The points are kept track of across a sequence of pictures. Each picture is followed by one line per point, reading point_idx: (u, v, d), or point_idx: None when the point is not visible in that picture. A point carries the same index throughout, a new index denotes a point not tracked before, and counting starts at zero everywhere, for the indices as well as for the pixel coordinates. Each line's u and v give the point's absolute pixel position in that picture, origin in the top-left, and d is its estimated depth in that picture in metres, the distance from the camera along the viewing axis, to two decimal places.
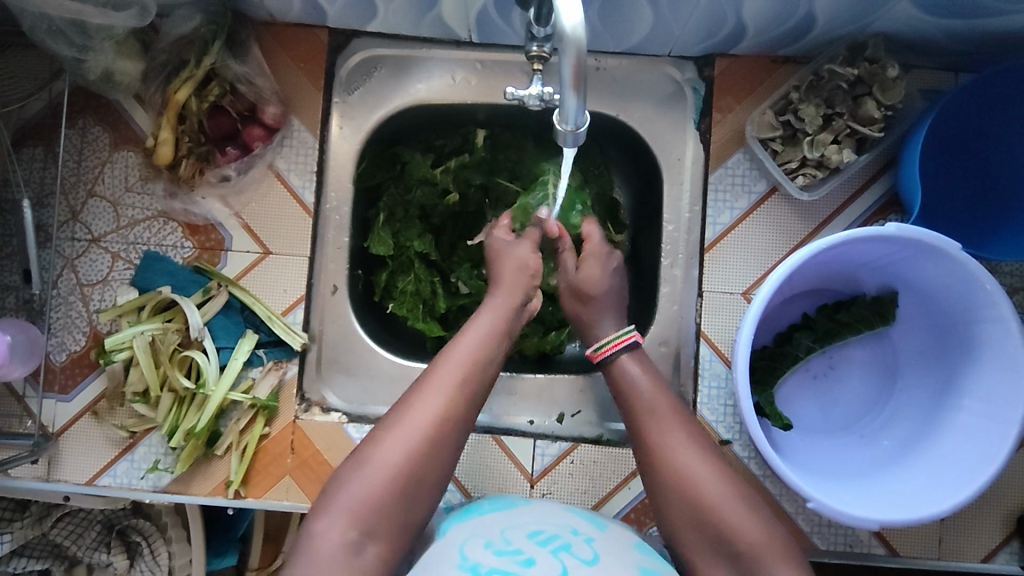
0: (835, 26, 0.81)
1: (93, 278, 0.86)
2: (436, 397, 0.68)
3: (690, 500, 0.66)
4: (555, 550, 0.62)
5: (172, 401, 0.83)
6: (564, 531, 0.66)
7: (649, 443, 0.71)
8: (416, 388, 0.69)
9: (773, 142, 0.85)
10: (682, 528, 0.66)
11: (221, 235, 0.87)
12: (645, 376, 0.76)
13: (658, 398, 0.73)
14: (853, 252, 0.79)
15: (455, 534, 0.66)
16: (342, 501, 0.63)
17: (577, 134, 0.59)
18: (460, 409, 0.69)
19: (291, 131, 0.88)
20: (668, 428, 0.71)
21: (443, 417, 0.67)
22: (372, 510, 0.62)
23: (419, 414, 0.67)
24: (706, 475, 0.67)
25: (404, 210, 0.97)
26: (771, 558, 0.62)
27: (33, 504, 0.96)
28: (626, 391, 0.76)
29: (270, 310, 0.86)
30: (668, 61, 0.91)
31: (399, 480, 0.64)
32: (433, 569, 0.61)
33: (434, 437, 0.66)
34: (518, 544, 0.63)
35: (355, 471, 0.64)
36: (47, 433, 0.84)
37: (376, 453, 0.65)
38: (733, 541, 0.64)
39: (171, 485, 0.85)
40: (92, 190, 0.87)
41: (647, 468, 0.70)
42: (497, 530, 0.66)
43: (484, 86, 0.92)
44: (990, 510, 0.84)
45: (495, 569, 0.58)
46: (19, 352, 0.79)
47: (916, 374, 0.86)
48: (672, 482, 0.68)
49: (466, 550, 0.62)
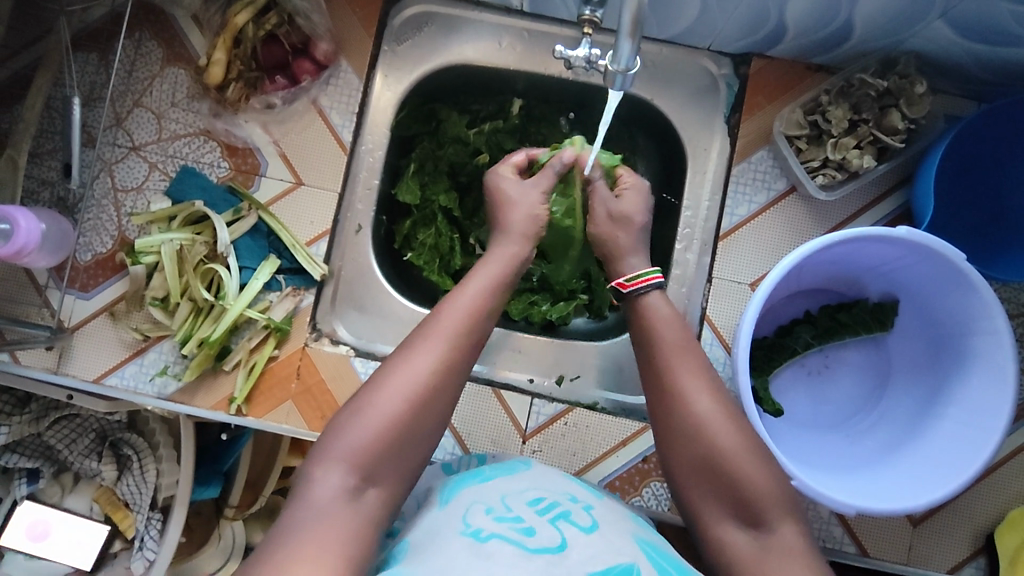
0: (870, 38, 0.84)
1: (128, 184, 0.89)
2: (435, 348, 0.63)
3: (698, 443, 0.65)
4: (554, 520, 0.58)
5: (189, 311, 0.86)
6: (563, 499, 0.63)
7: (665, 384, 0.69)
8: (407, 345, 0.64)
9: (798, 140, 0.88)
10: (688, 478, 0.66)
11: (257, 160, 0.90)
12: (670, 319, 0.73)
13: (679, 343, 0.71)
14: (863, 253, 0.82)
15: (455, 498, 0.62)
16: (337, 449, 0.58)
17: (625, 77, 0.65)
18: (457, 365, 0.64)
19: (339, 71, 0.92)
20: (684, 373, 0.69)
21: (433, 381, 0.62)
22: (371, 459, 0.58)
23: (415, 367, 0.62)
24: (721, 423, 0.66)
25: (434, 164, 1.00)
26: (779, 517, 0.62)
27: (34, 401, 0.91)
28: (646, 331, 0.73)
29: (295, 239, 0.89)
30: (706, 54, 0.94)
31: (395, 432, 0.59)
32: (435, 539, 0.56)
33: (426, 400, 0.61)
34: (518, 510, 0.59)
35: (353, 419, 0.59)
36: (63, 327, 0.86)
37: (375, 398, 0.60)
38: (739, 485, 0.63)
39: (176, 394, 0.87)
40: (138, 100, 0.90)
41: (660, 408, 0.69)
42: (498, 495, 0.62)
43: (527, 54, 0.95)
44: (961, 525, 0.86)
45: (497, 537, 0.55)
46: (50, 242, 0.82)
47: (905, 383, 0.88)
48: (684, 424, 0.67)
49: (467, 516, 0.58)
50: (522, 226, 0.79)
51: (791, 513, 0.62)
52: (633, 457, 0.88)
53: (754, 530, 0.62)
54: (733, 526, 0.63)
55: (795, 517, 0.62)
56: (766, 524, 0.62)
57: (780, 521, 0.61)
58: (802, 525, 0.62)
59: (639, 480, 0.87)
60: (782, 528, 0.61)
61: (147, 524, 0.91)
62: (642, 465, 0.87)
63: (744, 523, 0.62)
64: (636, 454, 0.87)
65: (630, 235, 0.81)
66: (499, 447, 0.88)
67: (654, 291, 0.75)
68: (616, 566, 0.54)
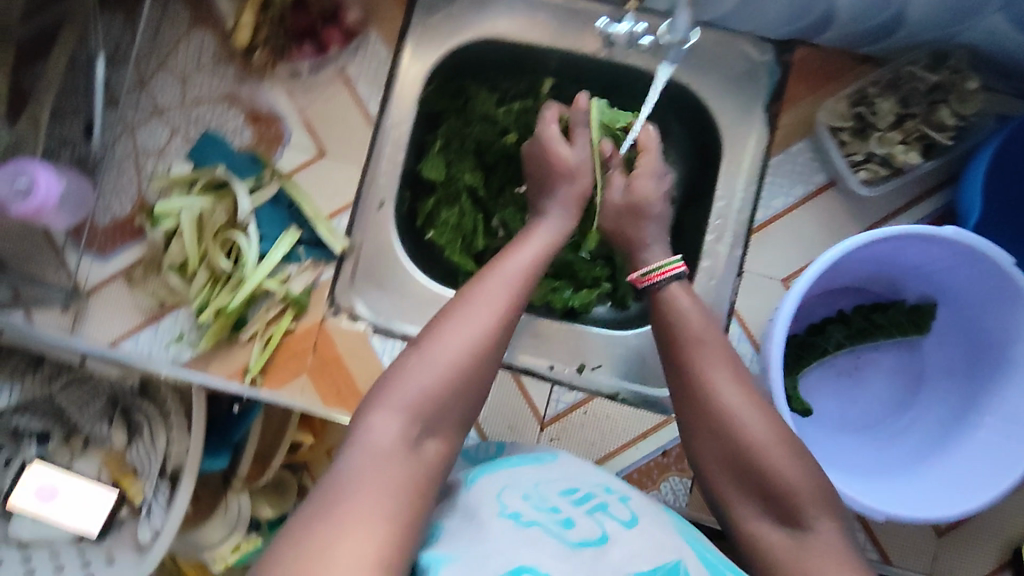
0: (922, 29, 0.80)
1: (150, 148, 0.87)
2: (494, 298, 0.64)
3: (726, 434, 0.64)
4: (592, 512, 0.57)
5: (207, 279, 0.85)
6: (598, 490, 0.61)
7: (691, 376, 0.68)
8: (466, 295, 0.65)
9: (842, 132, 0.85)
10: (716, 474, 0.64)
11: (281, 129, 0.88)
12: (691, 309, 0.72)
13: (700, 335, 0.70)
14: (903, 252, 0.79)
15: (483, 480, 0.60)
16: (400, 394, 0.57)
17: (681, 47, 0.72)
18: (513, 321, 0.65)
19: (368, 41, 0.90)
20: (713, 367, 0.67)
21: (495, 328, 0.63)
22: (433, 404, 0.58)
23: (477, 314, 0.63)
24: (749, 414, 0.64)
25: (460, 143, 0.97)
26: (816, 511, 0.59)
27: (46, 361, 0.92)
28: (669, 323, 0.72)
29: (317, 211, 0.87)
30: (748, 40, 0.90)
31: (458, 378, 0.59)
32: (468, 520, 0.55)
33: (489, 345, 0.62)
34: (554, 500, 0.57)
35: (415, 362, 0.59)
36: (79, 289, 0.85)
37: (439, 342, 0.60)
38: (773, 479, 0.61)
39: (191, 362, 0.85)
40: (162, 63, 0.88)
41: (687, 401, 0.67)
42: (531, 481, 0.60)
43: (562, 31, 0.92)
44: (988, 537, 0.84)
45: (537, 524, 0.53)
46: (69, 202, 0.83)
47: (939, 389, 0.86)
48: (712, 414, 0.65)
49: (502, 497, 0.57)
50: (557, 205, 0.79)
51: (829, 509, 0.60)
52: (652, 450, 0.86)
53: (790, 524, 0.59)
54: (767, 523, 0.61)
55: (834, 514, 0.60)
56: (802, 522, 0.59)
57: (817, 514, 0.59)
58: (840, 522, 0.59)
59: (657, 475, 0.85)
60: (820, 524, 0.58)
61: (156, 490, 0.89)
62: (662, 459, 0.85)
63: (778, 520, 0.60)
64: (655, 448, 0.86)
65: (656, 216, 0.81)
66: (516, 433, 0.86)
67: (674, 282, 0.75)
68: (663, 566, 0.52)
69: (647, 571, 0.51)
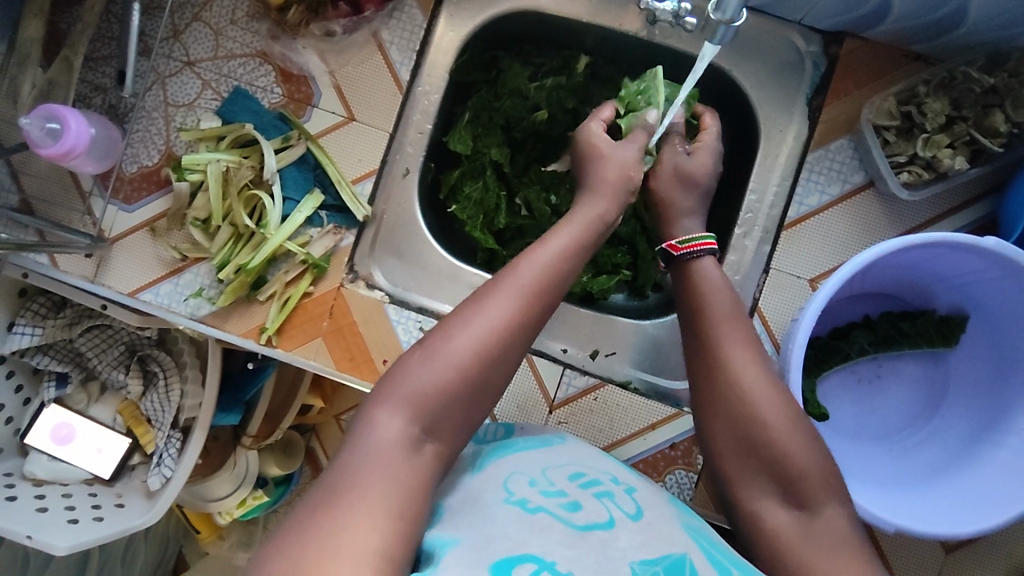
0: (980, 29, 0.76)
1: (180, 100, 0.87)
2: (511, 300, 0.60)
3: (744, 425, 0.62)
4: (598, 497, 0.57)
5: (229, 236, 0.85)
6: (605, 478, 0.61)
7: (712, 357, 0.66)
8: (483, 292, 0.62)
9: (887, 132, 0.81)
10: (726, 457, 0.64)
11: (311, 90, 0.87)
12: (720, 285, 0.70)
13: (728, 313, 0.68)
14: (939, 261, 0.77)
15: (491, 467, 0.60)
16: (403, 390, 0.56)
17: (727, 28, 0.67)
18: (527, 325, 0.61)
19: (404, 5, 0.87)
20: (736, 346, 0.66)
21: (507, 331, 0.59)
22: (434, 405, 0.56)
23: (490, 316, 0.59)
24: (770, 399, 0.62)
25: (489, 116, 0.95)
26: (826, 504, 0.59)
27: (69, 306, 0.93)
28: (695, 301, 0.70)
29: (341, 175, 0.86)
30: (795, 29, 0.87)
31: (463, 381, 0.57)
32: (472, 504, 0.56)
33: (498, 349, 0.59)
34: (560, 484, 0.57)
35: (421, 361, 0.57)
36: (103, 237, 0.86)
37: (447, 342, 0.58)
38: (788, 473, 0.60)
39: (208, 317, 0.86)
40: (197, 14, 0.87)
41: (707, 385, 0.65)
42: (540, 466, 0.60)
43: (603, 7, 0.89)
44: (996, 557, 0.82)
45: (542, 509, 0.53)
46: (97, 148, 0.82)
47: (961, 404, 0.84)
48: (728, 403, 0.63)
49: (509, 483, 0.57)
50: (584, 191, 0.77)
51: (838, 495, 0.59)
52: (661, 441, 0.85)
53: (798, 518, 0.59)
54: (774, 514, 0.60)
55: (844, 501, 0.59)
56: (811, 515, 0.58)
57: (826, 506, 0.58)
58: (848, 511, 0.59)
59: (663, 466, 0.84)
60: (828, 510, 0.58)
61: (167, 441, 0.91)
62: (669, 451, 0.84)
63: (786, 513, 0.59)
64: (664, 439, 0.85)
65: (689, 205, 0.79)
66: (524, 414, 0.86)
67: (706, 256, 0.73)
68: (668, 557, 0.51)
69: (651, 560, 0.51)
